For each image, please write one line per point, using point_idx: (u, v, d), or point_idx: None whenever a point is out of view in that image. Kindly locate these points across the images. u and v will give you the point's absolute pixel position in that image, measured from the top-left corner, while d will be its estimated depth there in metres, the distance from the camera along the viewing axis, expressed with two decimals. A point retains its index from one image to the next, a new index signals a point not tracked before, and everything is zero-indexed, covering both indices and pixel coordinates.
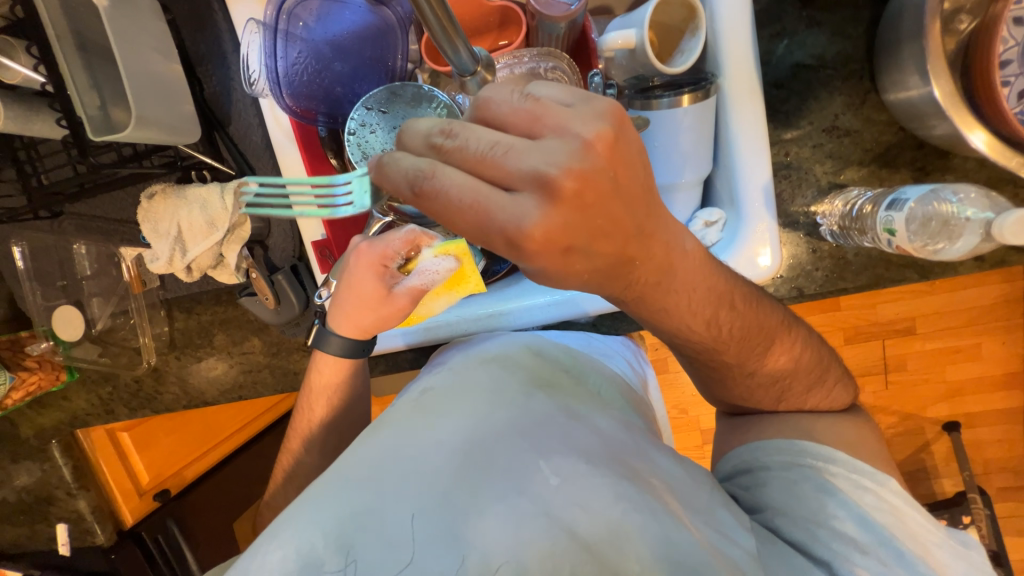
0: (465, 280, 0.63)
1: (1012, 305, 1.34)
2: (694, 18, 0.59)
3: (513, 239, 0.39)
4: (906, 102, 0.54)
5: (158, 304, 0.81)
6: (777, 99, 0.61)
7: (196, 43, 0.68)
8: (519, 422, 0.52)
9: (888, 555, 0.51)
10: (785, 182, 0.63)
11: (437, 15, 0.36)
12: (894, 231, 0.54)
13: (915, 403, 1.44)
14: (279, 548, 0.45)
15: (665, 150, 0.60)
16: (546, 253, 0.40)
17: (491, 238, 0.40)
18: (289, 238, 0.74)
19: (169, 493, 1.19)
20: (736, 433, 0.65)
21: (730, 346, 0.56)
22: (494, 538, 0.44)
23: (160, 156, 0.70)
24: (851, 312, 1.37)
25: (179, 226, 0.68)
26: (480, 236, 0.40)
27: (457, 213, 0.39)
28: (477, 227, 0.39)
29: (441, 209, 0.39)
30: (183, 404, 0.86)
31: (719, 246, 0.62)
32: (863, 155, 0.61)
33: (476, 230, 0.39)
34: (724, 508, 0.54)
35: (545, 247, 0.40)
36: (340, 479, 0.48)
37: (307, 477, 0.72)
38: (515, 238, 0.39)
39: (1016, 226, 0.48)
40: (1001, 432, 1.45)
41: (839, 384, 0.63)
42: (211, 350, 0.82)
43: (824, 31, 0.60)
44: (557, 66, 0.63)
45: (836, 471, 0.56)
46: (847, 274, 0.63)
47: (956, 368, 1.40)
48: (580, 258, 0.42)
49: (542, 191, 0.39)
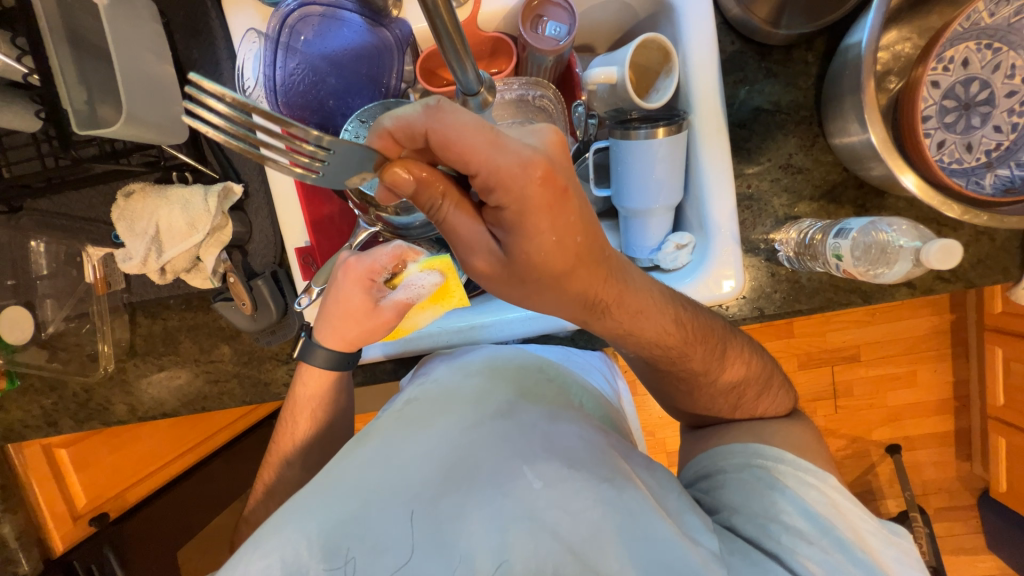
0: (448, 294, 0.68)
1: (941, 335, 1.47)
2: (668, 62, 0.66)
3: (522, 170, 0.39)
4: (849, 146, 0.61)
5: (121, 308, 0.76)
6: (740, 137, 0.68)
7: (189, 47, 0.69)
8: (500, 427, 0.57)
9: (830, 544, 0.53)
10: (747, 212, 0.69)
11: (453, 37, 0.38)
12: (842, 256, 0.60)
13: (861, 426, 1.54)
14: (261, 559, 0.49)
15: (640, 176, 0.65)
16: (540, 201, 0.41)
17: (498, 172, 0.39)
18: (270, 245, 0.73)
19: (107, 517, 1.08)
20: (701, 439, 0.69)
21: (695, 350, 0.60)
22: (475, 539, 0.49)
23: (143, 155, 0.68)
24: (804, 339, 1.47)
25: (157, 226, 0.67)
26: (488, 164, 0.39)
27: (473, 128, 0.39)
28: (487, 152, 0.39)
29: (454, 129, 0.39)
30: (136, 416, 0.81)
31: (688, 267, 0.68)
32: (813, 190, 0.68)
33: (484, 156, 0.39)
34: (689, 512, 0.55)
35: (545, 188, 0.40)
36: (328, 491, 0.53)
37: (285, 489, 0.70)
38: (524, 166, 0.39)
39: (940, 253, 0.55)
40: (936, 454, 1.57)
41: (780, 389, 0.68)
42: (175, 358, 0.79)
43: (779, 81, 0.67)
44: (544, 96, 0.69)
45: (784, 469, 0.59)
46: (802, 297, 0.69)
47: (895, 393, 1.52)
48: (574, 211, 0.43)
49: (537, 136, 0.42)
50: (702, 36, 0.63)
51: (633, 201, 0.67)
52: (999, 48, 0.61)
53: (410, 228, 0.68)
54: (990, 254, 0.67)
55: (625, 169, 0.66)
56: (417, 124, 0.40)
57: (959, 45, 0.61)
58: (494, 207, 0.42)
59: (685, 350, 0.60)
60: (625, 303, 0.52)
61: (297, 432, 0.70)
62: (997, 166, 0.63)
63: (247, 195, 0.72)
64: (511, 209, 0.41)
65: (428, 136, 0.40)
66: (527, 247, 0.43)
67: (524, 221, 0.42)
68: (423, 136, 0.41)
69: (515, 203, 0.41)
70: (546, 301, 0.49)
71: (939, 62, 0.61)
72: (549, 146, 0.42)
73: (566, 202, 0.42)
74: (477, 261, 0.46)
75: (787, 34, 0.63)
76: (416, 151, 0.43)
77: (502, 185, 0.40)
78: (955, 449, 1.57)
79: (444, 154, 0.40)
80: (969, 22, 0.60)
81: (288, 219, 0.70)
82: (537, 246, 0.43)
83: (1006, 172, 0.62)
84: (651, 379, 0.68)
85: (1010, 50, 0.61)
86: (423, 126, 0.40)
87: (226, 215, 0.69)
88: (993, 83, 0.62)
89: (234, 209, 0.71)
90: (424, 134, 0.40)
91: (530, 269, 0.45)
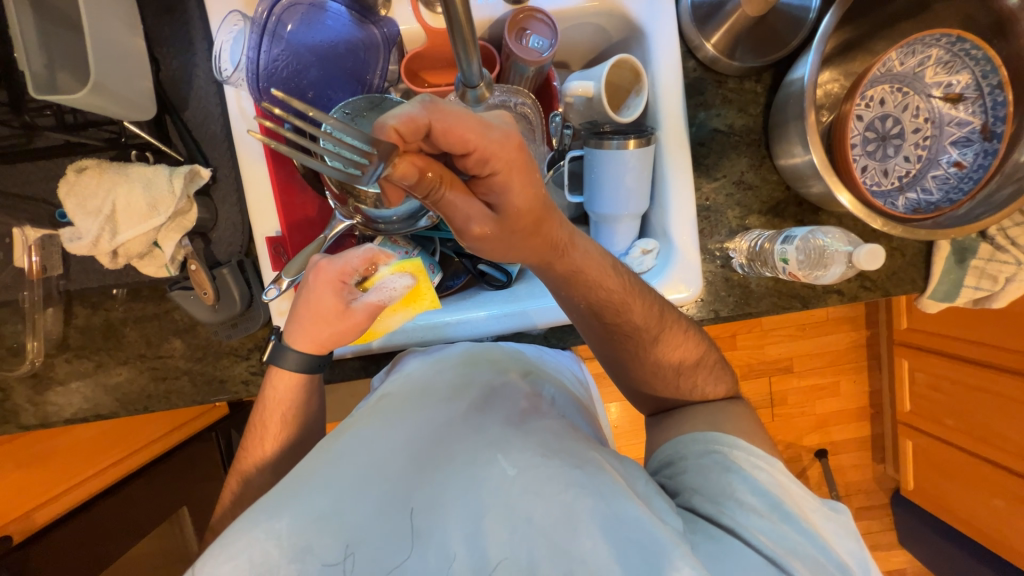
0: (420, 297, 0.69)
1: (860, 348, 1.65)
2: (638, 81, 0.72)
3: (507, 140, 0.45)
4: (793, 167, 0.69)
5: (55, 297, 0.69)
6: (700, 154, 0.76)
7: (160, 25, 0.66)
8: (475, 420, 0.58)
9: (779, 517, 0.57)
10: (705, 222, 0.76)
11: (464, 33, 0.41)
12: (788, 260, 0.68)
13: (794, 433, 1.68)
14: (228, 560, 0.46)
15: (613, 183, 0.70)
16: (518, 164, 0.47)
17: (491, 146, 0.45)
18: (237, 232, 0.70)
19: (10, 541, 0.91)
20: (662, 432, 0.73)
21: (635, 303, 0.65)
22: (453, 528, 0.49)
23: (99, 131, 0.65)
24: (745, 351, 1.60)
25: (114, 204, 0.63)
26: (483, 139, 0.44)
27: (466, 114, 0.43)
28: (479, 131, 0.44)
29: (452, 115, 0.43)
30: (65, 418, 0.73)
31: (653, 271, 0.73)
32: (761, 206, 0.76)
33: (479, 134, 0.44)
34: (657, 497, 0.58)
35: (521, 152, 0.47)
36: (299, 488, 0.51)
37: (251, 495, 0.65)
38: (508, 137, 0.45)
39: (868, 256, 0.64)
40: (857, 457, 1.74)
41: (717, 364, 0.74)
42: (117, 352, 0.72)
43: (734, 107, 0.75)
44: (524, 103, 0.71)
45: (739, 454, 0.64)
46: (751, 301, 0.77)
47: (823, 402, 1.67)
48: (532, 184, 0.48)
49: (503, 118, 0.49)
50: (669, 62, 0.70)
51: (604, 208, 0.72)
52: (908, 92, 0.73)
53: (389, 222, 0.68)
54: (901, 267, 0.78)
55: (598, 176, 0.71)
56: (422, 119, 0.42)
57: (877, 87, 0.73)
58: (486, 176, 0.47)
59: (626, 300, 0.64)
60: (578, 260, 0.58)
61: (269, 433, 0.67)
62: (907, 190, 0.74)
63: (214, 180, 0.69)
64: (502, 173, 0.46)
65: (431, 127, 0.43)
66: (511, 200, 0.49)
67: (508, 181, 0.47)
68: (427, 130, 0.43)
69: (505, 167, 0.46)
70: (523, 255, 0.55)
71: (863, 100, 0.73)
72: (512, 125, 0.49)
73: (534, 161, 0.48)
74: (475, 228, 0.50)
75: (740, 67, 0.72)
76: (415, 146, 0.45)
77: (496, 154, 0.45)
78: (873, 453, 1.74)
79: (445, 141, 0.44)
80: (884, 68, 0.72)
81: (259, 208, 0.67)
82: (522, 198, 0.49)
83: (914, 195, 0.73)
84: (604, 347, 0.71)
85: (916, 95, 0.73)
86: (426, 120, 0.42)
87: (191, 200, 0.65)
88: (903, 120, 0.74)
89: (200, 193, 0.68)
90: (427, 126, 0.43)
91: None
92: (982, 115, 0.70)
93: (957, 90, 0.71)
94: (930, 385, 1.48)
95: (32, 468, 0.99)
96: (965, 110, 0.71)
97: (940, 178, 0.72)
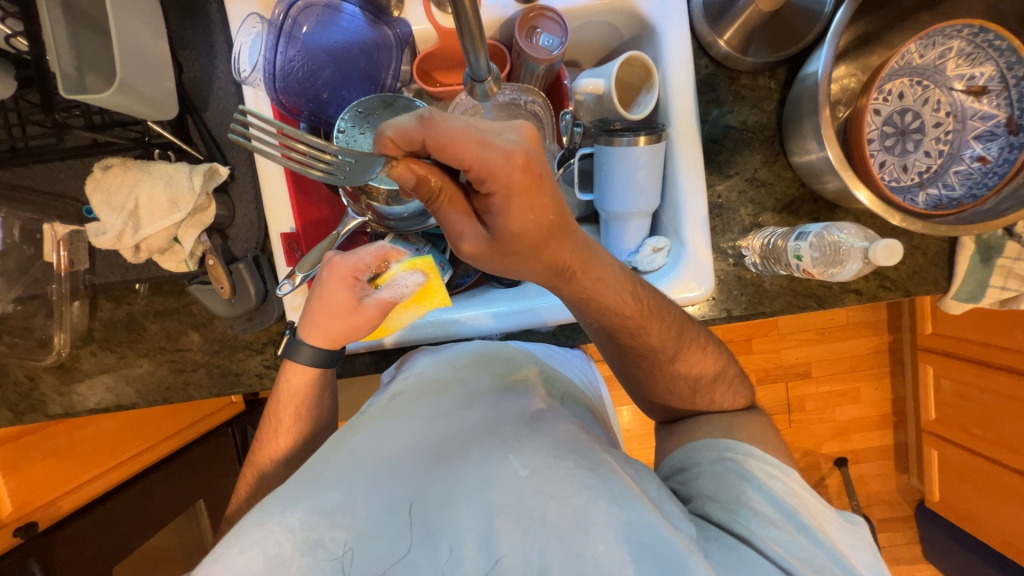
0: (431, 294, 0.69)
1: (883, 353, 1.61)
2: (649, 79, 0.71)
3: (508, 161, 0.43)
4: (808, 163, 0.68)
5: (81, 290, 0.72)
6: (712, 151, 0.75)
7: (183, 28, 0.69)
8: (486, 420, 0.58)
9: (794, 527, 0.56)
10: (717, 220, 0.75)
11: (473, 29, 0.42)
12: (802, 256, 0.67)
13: (813, 440, 1.64)
14: (242, 552, 0.47)
15: (622, 181, 0.70)
16: (522, 184, 0.44)
17: (488, 165, 0.43)
18: (253, 229, 0.72)
19: (35, 528, 0.96)
20: (675, 435, 0.72)
21: (648, 323, 0.63)
22: (463, 527, 0.49)
23: (125, 130, 0.68)
24: (761, 355, 1.57)
25: (137, 201, 0.65)
26: (478, 160, 0.42)
27: (463, 130, 0.42)
28: (475, 149, 0.42)
29: (447, 132, 0.42)
30: (88, 408, 0.76)
31: (663, 269, 0.73)
32: (775, 203, 0.75)
33: (474, 155, 0.42)
34: (669, 502, 0.57)
35: (525, 175, 0.44)
36: (313, 483, 0.52)
37: (264, 489, 0.66)
38: (508, 158, 0.43)
39: (886, 252, 0.62)
40: (879, 466, 1.68)
41: (734, 377, 0.73)
42: (138, 345, 0.75)
43: (747, 103, 0.75)
44: (534, 101, 0.73)
45: (752, 461, 0.62)
46: (765, 300, 0.75)
47: (843, 409, 1.63)
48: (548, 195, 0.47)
49: (519, 128, 0.45)
50: (680, 58, 0.69)
51: (616, 205, 0.72)
52: (927, 85, 0.72)
53: (401, 219, 0.69)
54: (923, 266, 0.76)
55: (608, 173, 0.70)
56: (413, 135, 0.42)
57: (896, 80, 0.72)
58: (484, 194, 0.46)
59: (639, 321, 0.63)
60: (588, 268, 0.57)
61: (282, 427, 0.68)
62: (928, 185, 0.72)
63: (232, 178, 0.71)
64: (499, 194, 0.45)
65: (425, 142, 0.43)
66: (507, 224, 0.47)
67: (504, 204, 0.46)
68: (423, 144, 0.43)
69: (502, 189, 0.44)
70: (529, 269, 0.54)
71: (881, 93, 0.72)
72: (527, 139, 0.45)
73: (543, 186, 0.46)
74: (466, 245, 0.50)
75: (753, 62, 0.71)
76: (418, 154, 0.45)
77: (493, 175, 0.43)
78: (896, 461, 1.68)
79: (440, 157, 0.43)
80: (903, 61, 0.71)
81: (274, 204, 0.69)
82: (519, 223, 0.47)
83: (935, 191, 0.72)
84: (615, 355, 0.70)
85: (937, 88, 0.72)
86: (420, 136, 0.42)
87: (209, 197, 0.67)
88: (923, 114, 0.72)
89: (219, 191, 0.70)
90: (421, 141, 0.43)
91: (513, 245, 0.49)
92: (1007, 108, 0.68)
93: (980, 83, 0.69)
94: (956, 393, 1.43)
95: (58, 457, 1.02)
96: (990, 103, 0.69)
97: (963, 174, 0.70)
